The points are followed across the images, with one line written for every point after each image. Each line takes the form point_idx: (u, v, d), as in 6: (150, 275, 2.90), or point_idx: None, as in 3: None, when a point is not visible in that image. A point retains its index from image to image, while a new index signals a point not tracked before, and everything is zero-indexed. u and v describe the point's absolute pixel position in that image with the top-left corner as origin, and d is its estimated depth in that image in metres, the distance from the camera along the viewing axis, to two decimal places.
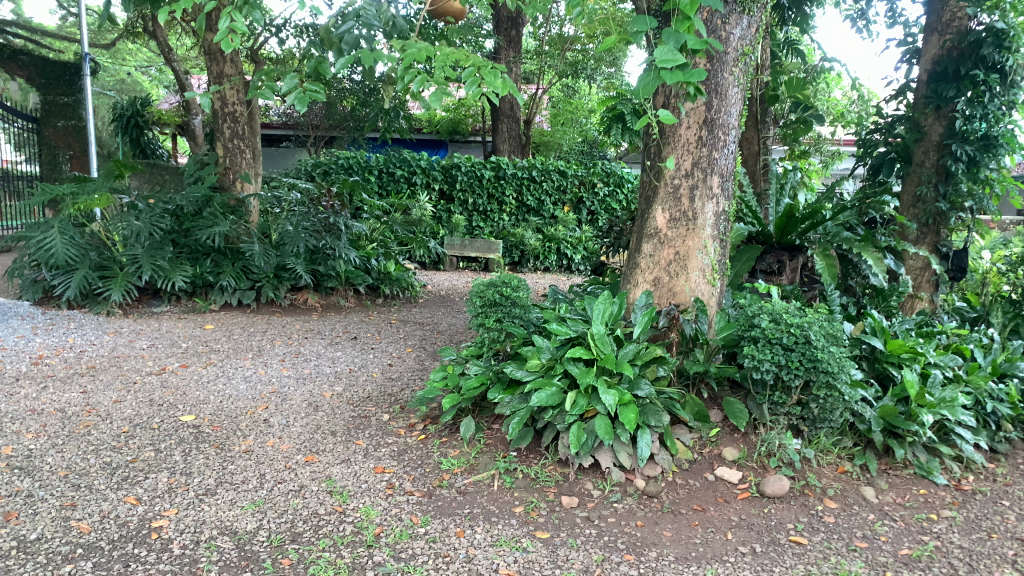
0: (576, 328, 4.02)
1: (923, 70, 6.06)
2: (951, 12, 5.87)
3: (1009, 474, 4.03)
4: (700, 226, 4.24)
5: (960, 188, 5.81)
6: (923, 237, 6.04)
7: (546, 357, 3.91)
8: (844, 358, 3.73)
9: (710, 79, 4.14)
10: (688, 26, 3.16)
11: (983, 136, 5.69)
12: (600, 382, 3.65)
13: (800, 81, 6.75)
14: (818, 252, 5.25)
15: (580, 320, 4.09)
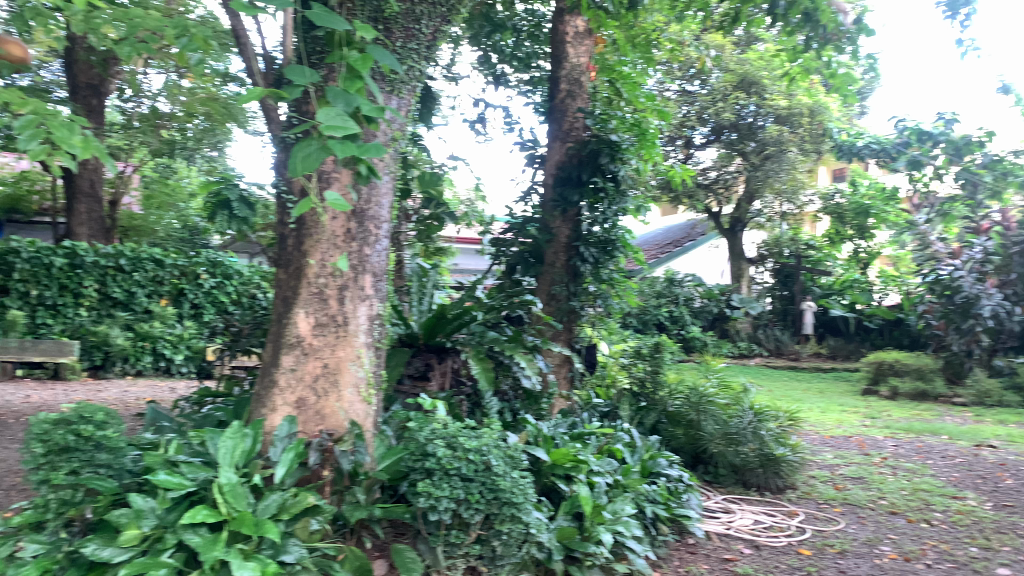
0: (194, 475, 2.98)
1: (547, 175, 5.36)
2: (571, 121, 5.33)
3: (671, 569, 3.89)
4: (351, 333, 3.51)
5: (588, 289, 5.23)
6: (557, 337, 5.22)
7: (149, 524, 2.82)
8: (526, 483, 3.37)
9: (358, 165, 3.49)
10: (359, 86, 2.74)
11: (602, 237, 5.12)
12: (232, 553, 2.77)
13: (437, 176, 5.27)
14: (472, 356, 4.30)
15: (199, 464, 3.07)
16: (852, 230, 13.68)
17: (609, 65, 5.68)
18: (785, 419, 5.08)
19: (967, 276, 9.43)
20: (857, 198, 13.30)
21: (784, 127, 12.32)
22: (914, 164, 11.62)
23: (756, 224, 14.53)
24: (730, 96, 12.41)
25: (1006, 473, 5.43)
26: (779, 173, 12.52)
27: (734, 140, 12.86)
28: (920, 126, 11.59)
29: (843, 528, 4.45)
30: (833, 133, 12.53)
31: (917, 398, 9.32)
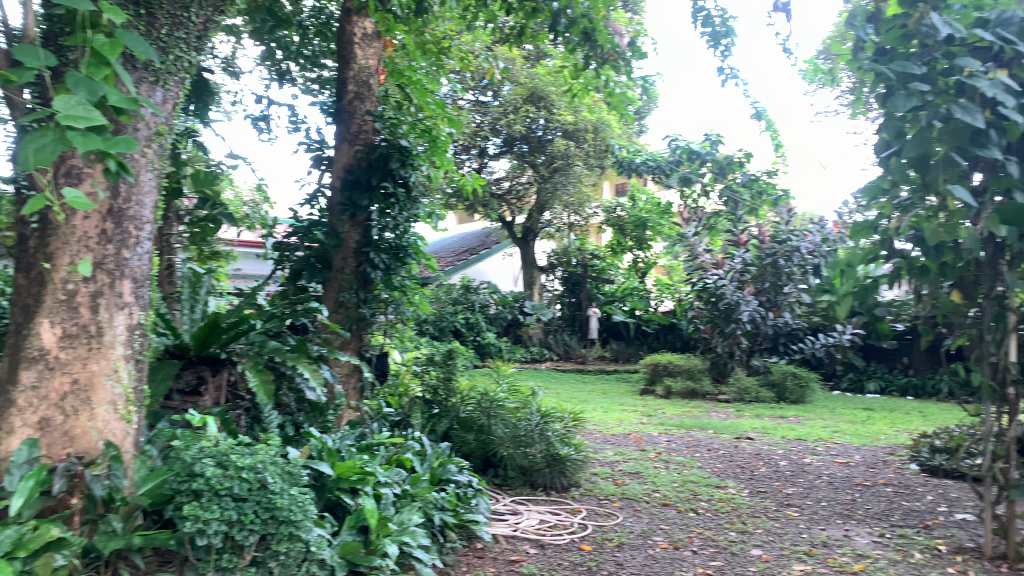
0: None
1: (335, 178, 5.20)
2: (359, 123, 5.20)
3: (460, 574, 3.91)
4: (107, 345, 3.18)
5: (379, 296, 5.13)
6: (345, 345, 5.06)
7: None
8: (306, 500, 3.24)
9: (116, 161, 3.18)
10: (106, 74, 2.50)
11: (393, 243, 5.08)
12: None
13: (211, 174, 5.12)
14: (250, 367, 4.04)
15: None
16: (631, 242, 14.70)
17: (399, 69, 5.76)
18: (569, 420, 5.33)
19: (728, 285, 10.40)
20: (636, 211, 14.38)
21: (571, 142, 13.06)
22: (685, 180, 12.60)
23: (546, 233, 15.13)
24: (520, 108, 12.83)
25: (760, 462, 6.03)
26: (567, 186, 13.18)
27: (525, 152, 13.37)
28: (689, 145, 12.60)
29: (621, 522, 4.70)
30: (615, 149, 13.23)
31: (688, 396, 10.15)
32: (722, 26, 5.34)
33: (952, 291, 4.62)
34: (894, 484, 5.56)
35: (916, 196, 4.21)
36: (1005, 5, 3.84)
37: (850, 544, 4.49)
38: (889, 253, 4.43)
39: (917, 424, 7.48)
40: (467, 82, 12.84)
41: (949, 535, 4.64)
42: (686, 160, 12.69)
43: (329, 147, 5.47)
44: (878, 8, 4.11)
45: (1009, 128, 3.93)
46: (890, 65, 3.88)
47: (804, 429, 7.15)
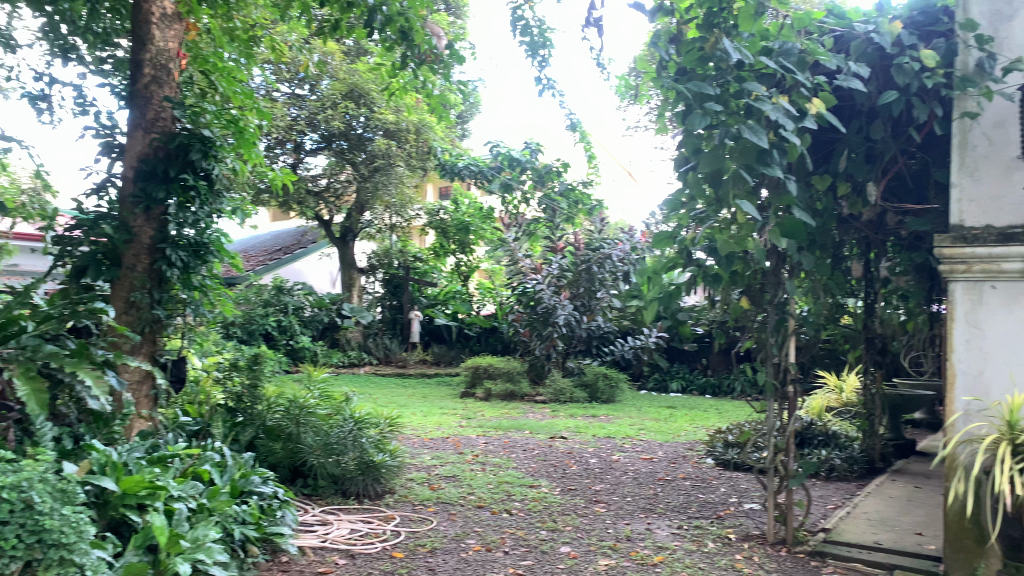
0: None
1: (127, 167, 4.79)
2: (156, 110, 4.82)
3: None
4: None
5: (177, 296, 4.80)
6: (137, 349, 4.66)
7: None
8: (81, 519, 2.95)
9: None
10: None
11: (193, 240, 4.77)
12: None
13: None
14: (19, 374, 3.61)
15: None
16: (454, 245, 14.81)
17: (203, 56, 5.50)
18: (385, 426, 5.36)
19: (546, 289, 10.75)
20: (458, 215, 14.53)
21: (392, 143, 12.85)
22: (506, 186, 12.52)
23: (367, 234, 14.94)
24: (339, 105, 12.53)
25: (572, 461, 6.24)
26: (388, 186, 13.07)
27: (344, 149, 13.02)
28: (510, 152, 12.77)
29: (435, 527, 4.67)
30: (438, 150, 13.02)
31: (507, 398, 10.35)
32: (540, 37, 5.49)
33: (741, 299, 5.01)
34: (691, 478, 5.95)
35: (710, 210, 4.50)
36: (786, 37, 4.23)
37: (651, 536, 4.74)
38: (687, 261, 4.74)
39: (713, 420, 8.08)
40: (283, 74, 12.32)
41: (738, 524, 5.02)
42: (507, 167, 12.82)
43: (122, 134, 5.05)
44: (679, 31, 4.39)
45: (788, 150, 4.29)
46: (688, 85, 4.15)
47: (613, 427, 7.49)
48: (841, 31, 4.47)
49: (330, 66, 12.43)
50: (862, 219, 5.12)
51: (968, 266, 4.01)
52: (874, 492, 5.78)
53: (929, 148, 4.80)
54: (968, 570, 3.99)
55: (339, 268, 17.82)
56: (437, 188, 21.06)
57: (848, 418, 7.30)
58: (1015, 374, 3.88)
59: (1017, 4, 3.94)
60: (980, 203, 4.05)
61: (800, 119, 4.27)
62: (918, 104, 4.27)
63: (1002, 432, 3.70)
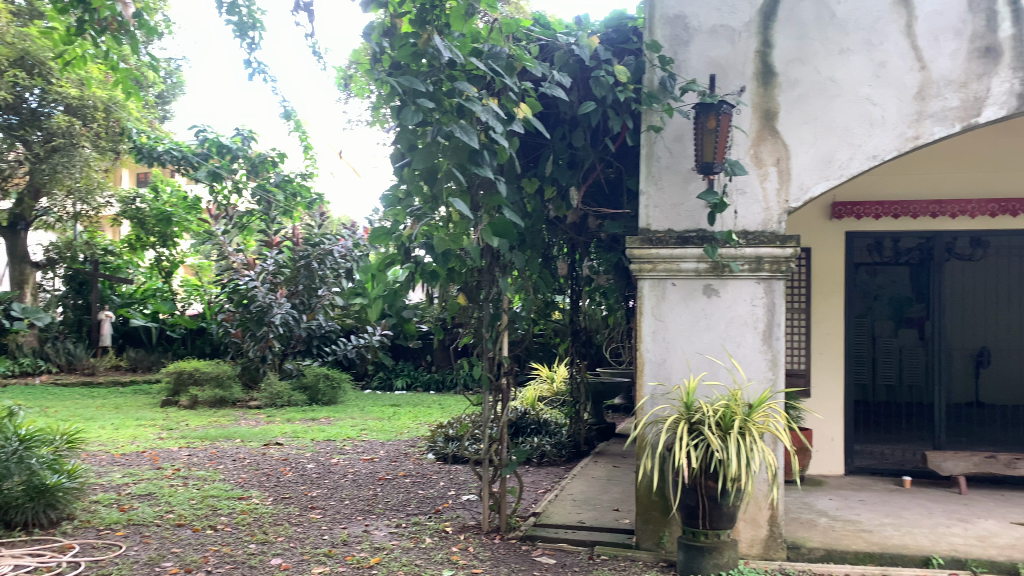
0: None
1: None
2: None
3: None
4: None
5: None
6: None
7: None
8: None
9: None
10: None
11: None
12: None
13: None
14: None
15: None
16: (154, 237, 13.47)
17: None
18: (62, 442, 4.74)
19: (260, 287, 10.24)
20: (159, 205, 13.08)
21: (75, 120, 11.37)
22: (214, 175, 11.18)
23: (43, 223, 13.11)
24: (6, 73, 10.81)
25: (288, 468, 5.94)
26: (71, 169, 11.48)
27: (14, 125, 11.29)
28: (218, 139, 11.45)
29: (124, 552, 4.17)
30: (133, 133, 11.84)
31: (215, 405, 9.81)
32: (249, 18, 5.17)
33: (458, 295, 5.08)
34: (411, 474, 5.96)
35: (425, 206, 4.50)
36: (495, 40, 4.36)
37: (369, 538, 4.65)
38: (405, 258, 4.62)
39: (436, 415, 8.21)
40: None
41: (455, 516, 5.11)
42: (215, 155, 11.56)
43: None
44: (392, 24, 4.33)
45: (498, 152, 4.42)
46: (399, 79, 4.10)
47: (333, 430, 7.29)
48: (546, 40, 4.72)
49: None
50: (567, 221, 5.46)
51: (654, 265, 4.42)
52: (580, 474, 6.23)
53: (622, 157, 5.25)
54: (656, 540, 4.43)
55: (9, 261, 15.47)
56: (135, 171, 19.06)
57: (557, 406, 7.81)
58: (691, 361, 4.37)
59: (692, 31, 4.42)
60: (663, 209, 4.49)
61: (509, 121, 4.43)
62: (612, 116, 4.62)
63: (681, 413, 4.13)
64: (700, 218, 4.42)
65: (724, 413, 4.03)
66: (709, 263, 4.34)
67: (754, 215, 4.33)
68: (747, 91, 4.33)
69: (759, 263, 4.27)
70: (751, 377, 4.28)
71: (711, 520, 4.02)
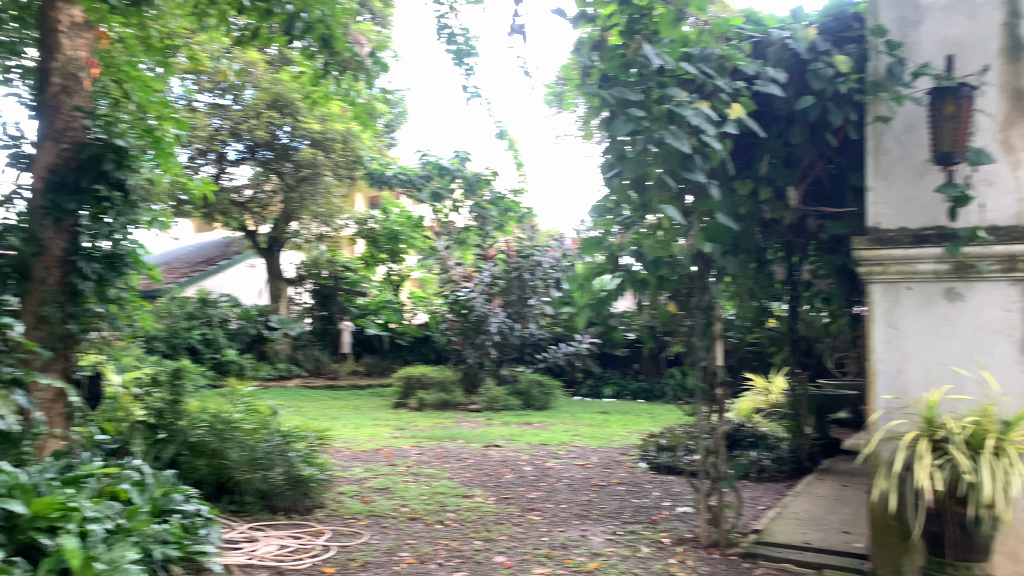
0: None
1: (35, 179, 4.90)
2: (66, 120, 4.95)
3: None
4: None
5: (92, 310, 4.95)
6: (49, 365, 4.79)
7: None
8: None
9: None
10: None
11: (108, 253, 4.93)
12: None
13: None
14: None
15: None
16: (385, 254, 14.67)
17: (116, 64, 5.57)
18: (313, 438, 5.23)
19: (477, 297, 10.81)
20: (388, 225, 14.32)
21: (319, 152, 12.65)
22: (437, 195, 12.94)
23: (294, 244, 14.56)
24: (263, 115, 12.17)
25: (507, 470, 6.22)
26: (315, 196, 13.12)
27: (270, 159, 12.76)
28: (439, 162, 12.97)
29: (367, 540, 4.60)
30: (366, 160, 13.05)
31: (439, 407, 10.47)
32: (465, 45, 5.65)
33: (669, 302, 4.97)
34: (626, 482, 6.02)
35: (635, 215, 4.49)
36: (704, 43, 4.34)
37: (587, 543, 4.75)
38: (614, 267, 4.74)
39: (646, 424, 8.22)
40: (204, 83, 11.62)
41: (671, 527, 5.08)
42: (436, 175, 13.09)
43: (33, 142, 5.05)
44: (601, 38, 4.48)
45: (710, 155, 4.33)
46: (610, 90, 4.20)
47: (548, 434, 7.54)
48: (758, 37, 4.62)
49: (252, 76, 11.77)
50: (783, 223, 5.23)
51: (884, 268, 4.16)
52: (803, 491, 5.95)
53: (846, 153, 4.98)
54: (893, 567, 4.12)
55: (267, 279, 17.42)
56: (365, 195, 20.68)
57: (775, 419, 7.51)
58: (932, 372, 4.03)
59: (924, 11, 4.13)
60: (894, 206, 4.20)
61: (721, 124, 4.36)
62: (832, 109, 4.42)
63: (921, 429, 3.82)
64: (938, 214, 4.07)
65: (974, 431, 3.66)
66: (950, 264, 4.00)
67: (1006, 208, 3.90)
68: (992, 70, 3.93)
69: (1014, 263, 3.85)
70: (1006, 391, 3.86)
71: (963, 551, 3.70)
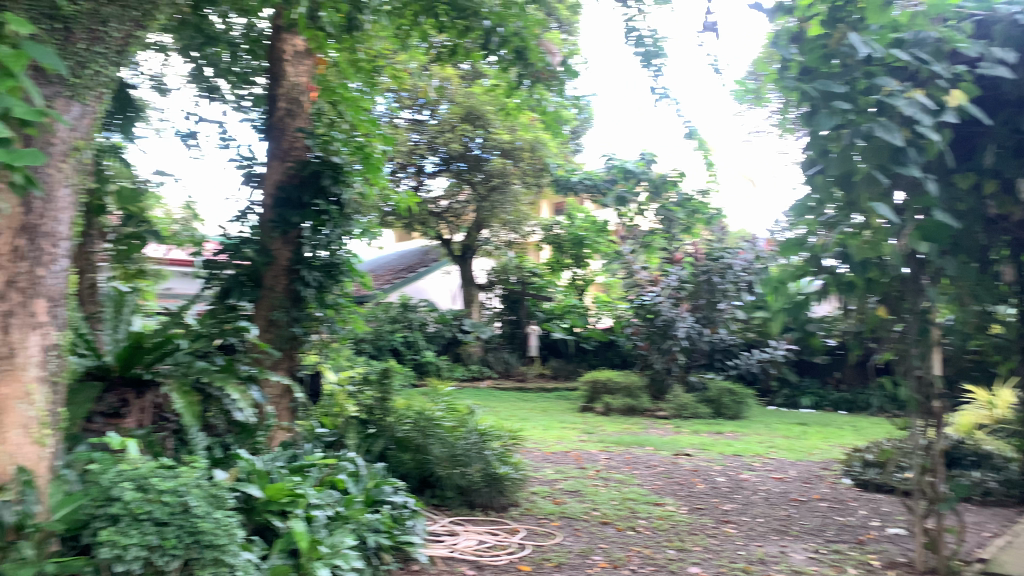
0: None
1: (266, 196, 5.51)
2: (290, 141, 5.54)
3: None
4: (20, 366, 3.12)
5: (312, 314, 5.44)
6: (277, 364, 5.33)
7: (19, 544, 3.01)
8: (234, 524, 3.27)
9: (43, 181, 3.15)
10: (11, 85, 2.72)
11: (326, 261, 5.41)
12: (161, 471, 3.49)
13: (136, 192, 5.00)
14: (175, 389, 4.10)
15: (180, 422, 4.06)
16: (570, 259, 14.80)
17: (332, 87, 6.06)
18: (507, 438, 5.37)
19: (665, 302, 10.73)
20: (574, 230, 14.45)
21: (508, 162, 13.10)
22: (621, 199, 12.76)
23: (485, 251, 15.16)
24: (457, 128, 12.78)
25: (699, 479, 6.10)
26: (505, 205, 13.61)
27: (463, 170, 13.38)
28: (624, 164, 12.78)
29: (561, 541, 4.67)
30: (552, 167, 13.36)
31: (627, 413, 10.43)
32: (653, 47, 5.76)
33: (878, 307, 4.62)
34: (828, 499, 5.68)
35: (841, 214, 4.20)
36: (919, 26, 4.03)
37: (787, 560, 4.53)
38: (817, 270, 4.39)
39: (849, 438, 7.74)
40: (405, 101, 12.44)
41: (881, 549, 4.73)
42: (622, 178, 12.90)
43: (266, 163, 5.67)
44: (800, 30, 4.30)
45: (926, 147, 4.02)
46: (812, 84, 4.02)
47: (740, 445, 7.30)
48: (981, 16, 4.23)
49: (447, 91, 12.44)
50: (1012, 220, 4.74)
51: None
52: None
53: None
54: None
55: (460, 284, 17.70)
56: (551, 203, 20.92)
57: (1003, 437, 6.78)
58: None
59: None
60: None
61: (939, 112, 4.02)
62: None
63: None
64: None
65: None
66: None
67: None
68: None
69: None
70: None
71: None
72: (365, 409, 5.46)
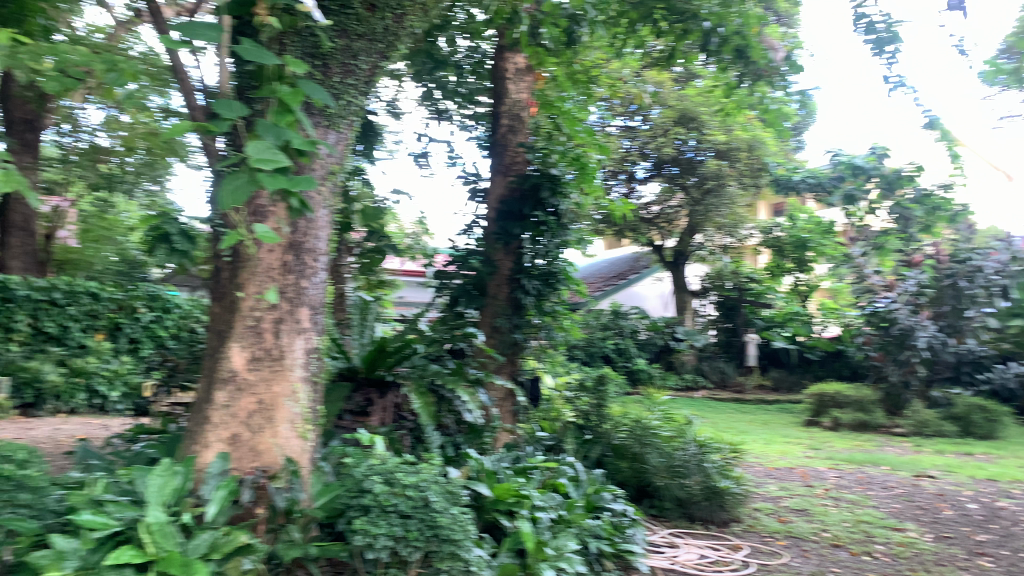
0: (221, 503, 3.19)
1: (490, 209, 5.83)
2: (512, 155, 5.85)
3: None
4: (287, 367, 3.53)
5: (531, 321, 5.63)
6: (501, 369, 5.60)
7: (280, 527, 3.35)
8: (467, 520, 3.43)
9: (309, 200, 3.57)
10: (289, 119, 3.12)
11: (544, 270, 5.58)
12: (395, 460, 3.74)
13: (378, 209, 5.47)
14: (412, 390, 4.42)
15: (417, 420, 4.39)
16: (792, 263, 13.97)
17: (550, 101, 6.20)
18: (728, 451, 5.17)
19: (902, 309, 9.96)
20: (796, 232, 13.56)
21: (723, 162, 12.67)
22: (850, 198, 12.43)
23: (699, 257, 14.80)
24: (670, 132, 12.62)
25: (946, 505, 5.52)
26: (720, 207, 13.17)
27: (675, 174, 13.18)
28: (852, 160, 12.26)
29: (788, 562, 4.43)
30: (772, 167, 13.01)
31: (858, 428, 9.70)
32: (889, 34, 5.40)
33: None
34: None
35: None
36: None
37: None
38: None
39: None
40: (617, 109, 12.52)
41: None
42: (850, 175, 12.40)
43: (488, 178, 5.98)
44: None
45: None
46: None
47: (996, 469, 6.53)
48: None
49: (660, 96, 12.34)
50: None
51: None
52: None
53: None
54: None
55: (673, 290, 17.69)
56: (768, 204, 19.93)
57: None
58: None
59: None
60: None
61: None
62: None
63: None
64: None
65: None
66: None
67: None
68: None
69: None
70: None
71: None
72: (582, 416, 5.55)
